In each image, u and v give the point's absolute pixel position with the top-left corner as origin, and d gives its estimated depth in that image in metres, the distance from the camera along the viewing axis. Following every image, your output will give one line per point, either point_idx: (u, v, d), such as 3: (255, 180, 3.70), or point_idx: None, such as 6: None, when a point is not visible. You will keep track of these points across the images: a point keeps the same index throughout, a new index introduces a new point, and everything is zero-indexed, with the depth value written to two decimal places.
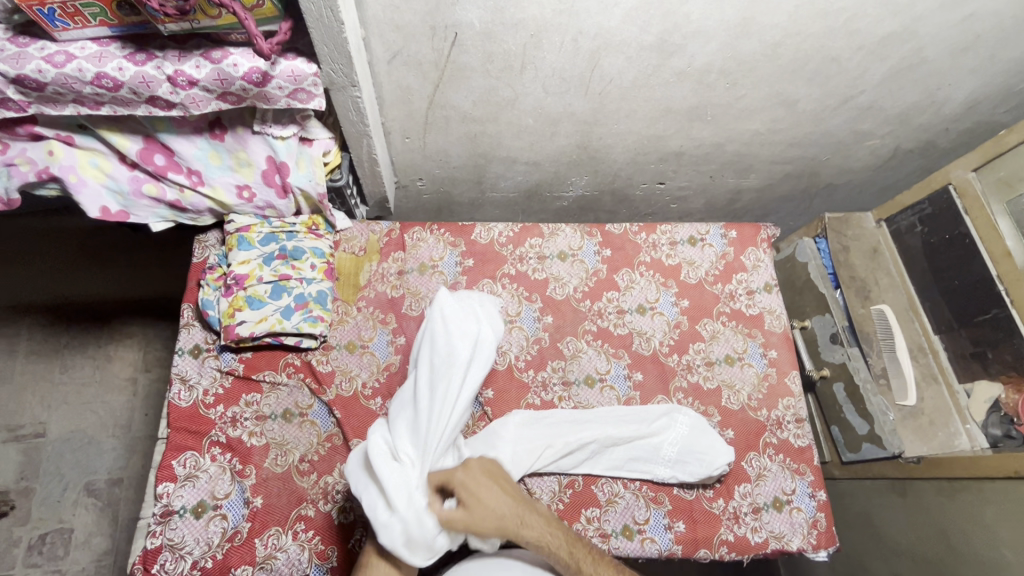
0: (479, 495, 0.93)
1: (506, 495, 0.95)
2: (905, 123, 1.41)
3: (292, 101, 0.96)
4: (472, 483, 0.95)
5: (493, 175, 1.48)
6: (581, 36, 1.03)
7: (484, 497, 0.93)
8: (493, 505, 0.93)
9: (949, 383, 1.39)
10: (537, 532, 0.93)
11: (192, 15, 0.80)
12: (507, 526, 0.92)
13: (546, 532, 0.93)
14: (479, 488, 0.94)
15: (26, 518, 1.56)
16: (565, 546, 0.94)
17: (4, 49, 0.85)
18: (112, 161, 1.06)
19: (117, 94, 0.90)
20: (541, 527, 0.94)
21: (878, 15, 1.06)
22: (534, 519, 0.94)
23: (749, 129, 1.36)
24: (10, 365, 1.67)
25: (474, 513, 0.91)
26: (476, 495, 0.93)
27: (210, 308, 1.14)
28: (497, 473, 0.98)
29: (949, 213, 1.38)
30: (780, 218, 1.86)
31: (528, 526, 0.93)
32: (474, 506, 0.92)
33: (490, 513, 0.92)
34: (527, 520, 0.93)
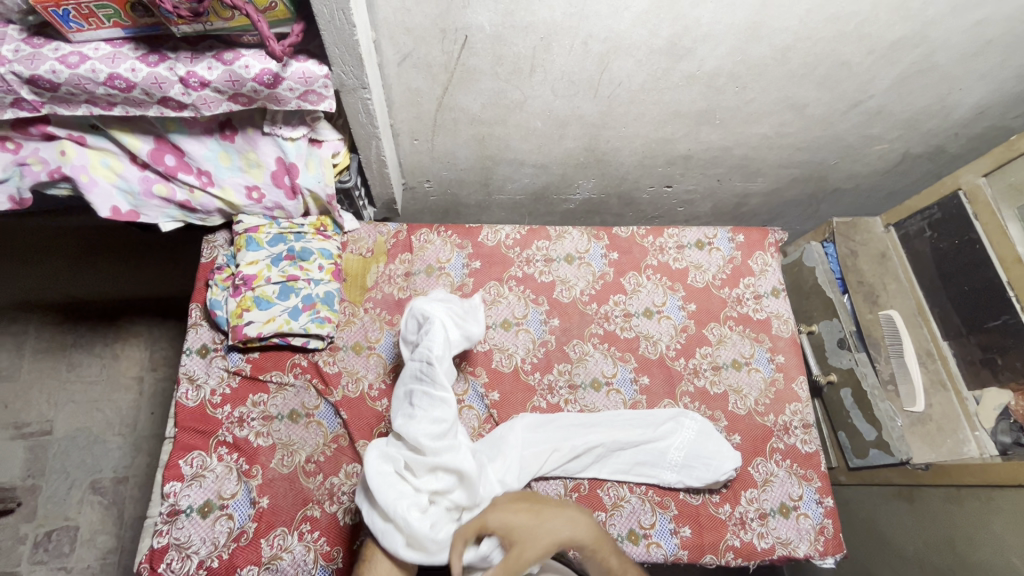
0: (524, 522, 0.88)
1: (549, 514, 0.90)
2: (915, 127, 1.40)
3: (302, 102, 0.96)
4: (508, 517, 0.89)
5: (501, 177, 1.48)
6: (591, 39, 1.03)
7: (529, 523, 0.88)
8: (546, 526, 0.88)
9: (958, 390, 1.37)
10: (591, 543, 0.91)
11: (206, 16, 0.81)
12: (562, 539, 0.88)
13: (597, 538, 0.92)
14: (517, 517, 0.89)
15: (32, 516, 1.57)
16: (613, 554, 0.93)
17: (19, 50, 0.85)
18: (123, 162, 1.07)
19: (129, 95, 0.90)
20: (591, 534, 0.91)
21: (889, 20, 1.05)
22: (586, 528, 0.91)
23: (757, 133, 1.36)
24: (18, 363, 1.68)
25: (530, 544, 0.86)
26: (520, 526, 0.88)
27: (218, 308, 1.15)
28: (524, 497, 0.94)
29: (958, 218, 1.37)
30: (788, 222, 1.85)
31: (582, 537, 0.90)
32: (528, 537, 0.86)
33: (541, 533, 0.87)
34: (581, 528, 0.90)
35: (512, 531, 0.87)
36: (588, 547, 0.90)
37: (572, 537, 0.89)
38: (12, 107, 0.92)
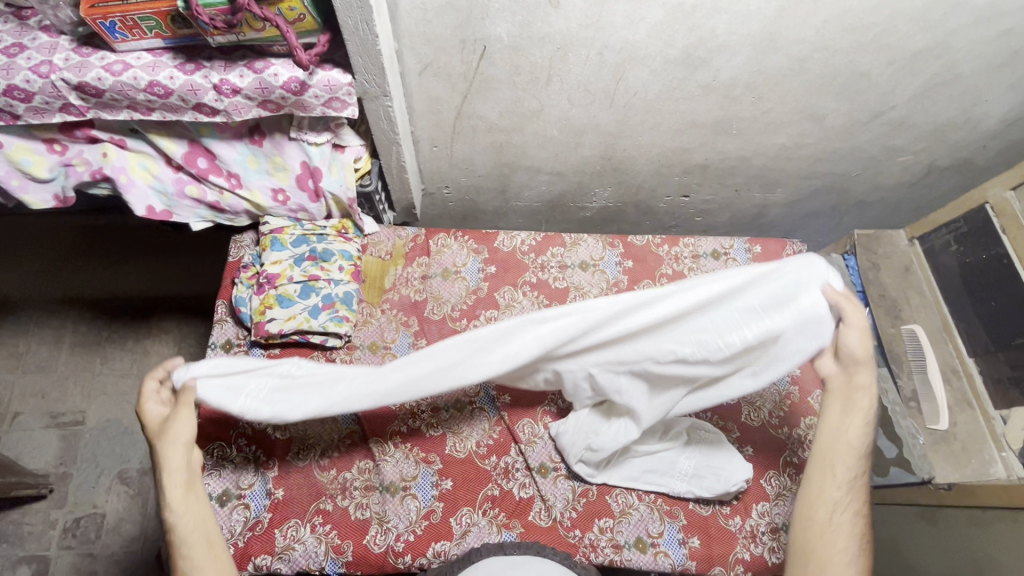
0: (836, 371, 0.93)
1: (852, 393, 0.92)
2: (939, 139, 1.38)
3: (327, 109, 1.01)
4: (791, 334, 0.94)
5: (518, 184, 1.51)
6: (606, 50, 1.05)
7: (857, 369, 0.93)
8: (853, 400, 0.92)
9: (984, 409, 1.31)
10: (840, 437, 0.91)
11: (239, 27, 0.85)
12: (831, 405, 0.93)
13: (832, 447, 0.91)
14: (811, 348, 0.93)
15: (63, 502, 1.64)
16: (842, 487, 0.89)
17: (69, 59, 0.92)
18: (159, 164, 1.13)
19: (167, 101, 0.96)
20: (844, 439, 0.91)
21: (909, 31, 1.05)
22: (856, 425, 0.91)
23: (776, 143, 1.36)
24: (56, 355, 1.77)
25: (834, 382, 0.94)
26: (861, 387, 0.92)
27: (243, 305, 1.20)
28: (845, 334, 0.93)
29: (986, 232, 1.34)
30: (808, 234, 1.83)
31: (840, 429, 0.91)
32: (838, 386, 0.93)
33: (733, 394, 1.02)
34: (848, 428, 0.91)
35: (845, 352, 0.92)
36: (826, 436, 0.92)
37: (848, 413, 0.91)
38: (60, 111, 0.98)
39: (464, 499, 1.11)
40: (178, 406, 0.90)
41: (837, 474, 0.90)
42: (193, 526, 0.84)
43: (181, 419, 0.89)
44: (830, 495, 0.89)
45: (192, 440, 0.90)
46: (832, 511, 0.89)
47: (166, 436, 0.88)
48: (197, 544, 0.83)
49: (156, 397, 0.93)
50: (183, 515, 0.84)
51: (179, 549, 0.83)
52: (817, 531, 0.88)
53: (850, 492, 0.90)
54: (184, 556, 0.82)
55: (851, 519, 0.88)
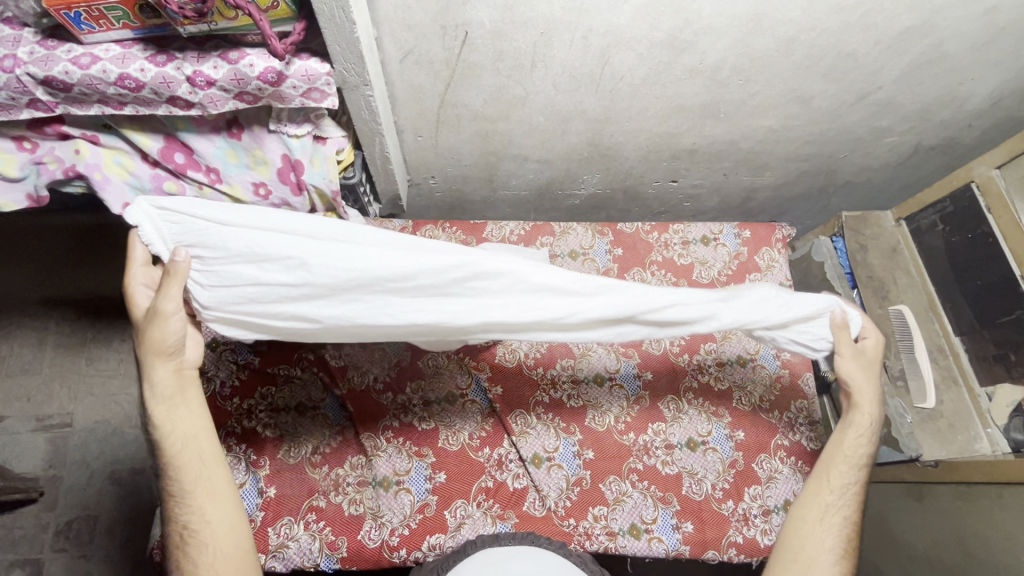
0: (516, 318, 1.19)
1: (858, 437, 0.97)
2: (926, 119, 1.38)
3: (306, 100, 0.98)
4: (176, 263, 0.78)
5: (505, 173, 1.49)
6: (591, 33, 1.03)
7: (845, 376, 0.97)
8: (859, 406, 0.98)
9: (971, 386, 1.34)
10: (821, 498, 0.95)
11: (210, 16, 0.82)
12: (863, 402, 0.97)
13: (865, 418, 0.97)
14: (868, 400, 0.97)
15: (54, 504, 1.62)
16: (841, 517, 0.93)
17: (34, 52, 0.88)
18: (134, 160, 1.10)
19: (139, 94, 0.93)
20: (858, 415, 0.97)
21: (895, 10, 1.04)
22: (851, 439, 0.97)
23: (763, 126, 1.35)
24: (40, 357, 1.73)
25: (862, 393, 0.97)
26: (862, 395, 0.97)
27: None
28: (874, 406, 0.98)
29: (971, 211, 1.35)
30: (796, 216, 1.83)
31: (837, 445, 0.97)
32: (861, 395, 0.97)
33: None
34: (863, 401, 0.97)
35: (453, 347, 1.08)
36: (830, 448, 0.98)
37: (841, 429, 0.98)
38: (28, 107, 0.95)
39: (458, 491, 1.11)
40: (156, 302, 0.79)
41: (831, 484, 0.95)
42: (180, 433, 0.83)
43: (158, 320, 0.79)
44: (824, 499, 0.95)
45: (173, 345, 0.82)
46: (818, 533, 0.92)
47: (150, 342, 0.80)
48: (179, 448, 0.82)
49: (145, 278, 0.83)
50: (165, 422, 0.82)
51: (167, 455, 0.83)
52: (809, 528, 0.93)
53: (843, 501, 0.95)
54: (174, 469, 0.82)
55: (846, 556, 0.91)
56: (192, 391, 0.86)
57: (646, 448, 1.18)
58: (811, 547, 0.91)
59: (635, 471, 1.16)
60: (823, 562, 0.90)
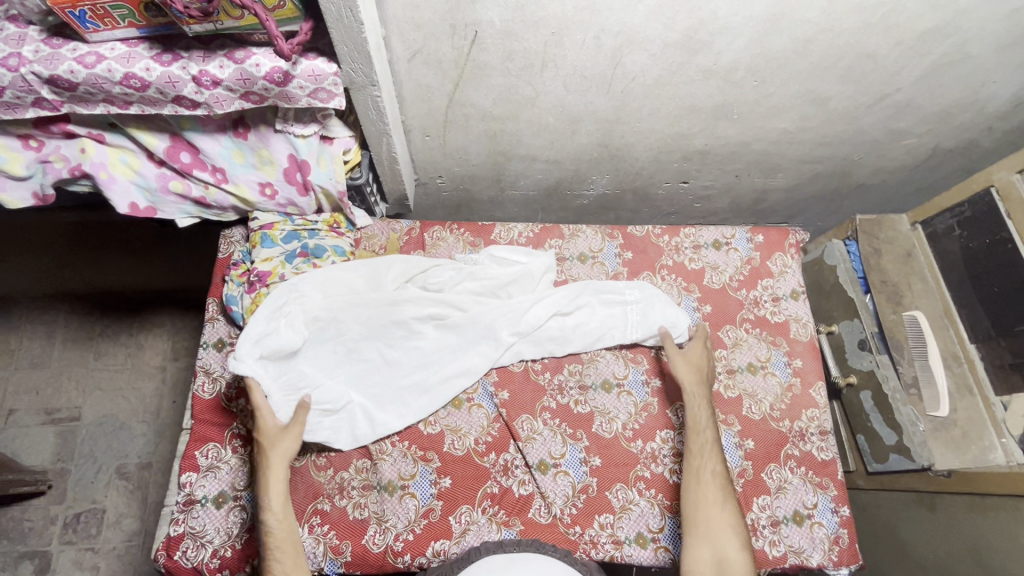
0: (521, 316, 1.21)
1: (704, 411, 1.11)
2: (946, 121, 1.34)
3: (312, 100, 0.96)
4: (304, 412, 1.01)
5: (513, 173, 1.47)
6: (603, 34, 1.01)
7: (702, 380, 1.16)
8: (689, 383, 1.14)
9: (986, 396, 1.30)
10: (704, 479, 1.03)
11: (215, 16, 0.81)
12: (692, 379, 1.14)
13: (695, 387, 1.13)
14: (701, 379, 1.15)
15: (62, 498, 1.63)
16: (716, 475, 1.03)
17: (39, 51, 0.87)
18: (140, 159, 1.09)
19: (145, 94, 0.92)
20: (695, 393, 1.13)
21: (918, 10, 1.00)
22: (699, 413, 1.10)
23: (778, 128, 1.32)
24: (48, 351, 1.74)
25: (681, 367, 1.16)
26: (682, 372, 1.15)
27: (234, 303, 1.16)
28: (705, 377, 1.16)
29: (989, 216, 1.32)
30: (809, 219, 1.80)
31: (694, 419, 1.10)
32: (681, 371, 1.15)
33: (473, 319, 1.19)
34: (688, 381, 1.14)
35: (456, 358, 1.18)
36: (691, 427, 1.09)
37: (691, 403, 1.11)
38: (33, 106, 0.94)
39: (463, 496, 1.10)
40: (292, 424, 1.00)
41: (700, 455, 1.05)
42: (285, 527, 0.94)
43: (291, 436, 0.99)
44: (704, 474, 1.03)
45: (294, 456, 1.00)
46: (705, 498, 1.01)
47: (280, 449, 0.98)
48: (287, 545, 0.92)
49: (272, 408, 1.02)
50: (279, 522, 0.93)
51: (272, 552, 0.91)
52: (696, 495, 1.02)
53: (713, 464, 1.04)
54: (280, 561, 0.91)
55: (732, 510, 1.00)
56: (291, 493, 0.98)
57: (654, 455, 1.17)
58: (706, 513, 0.99)
59: (642, 480, 1.15)
60: (721, 526, 0.98)
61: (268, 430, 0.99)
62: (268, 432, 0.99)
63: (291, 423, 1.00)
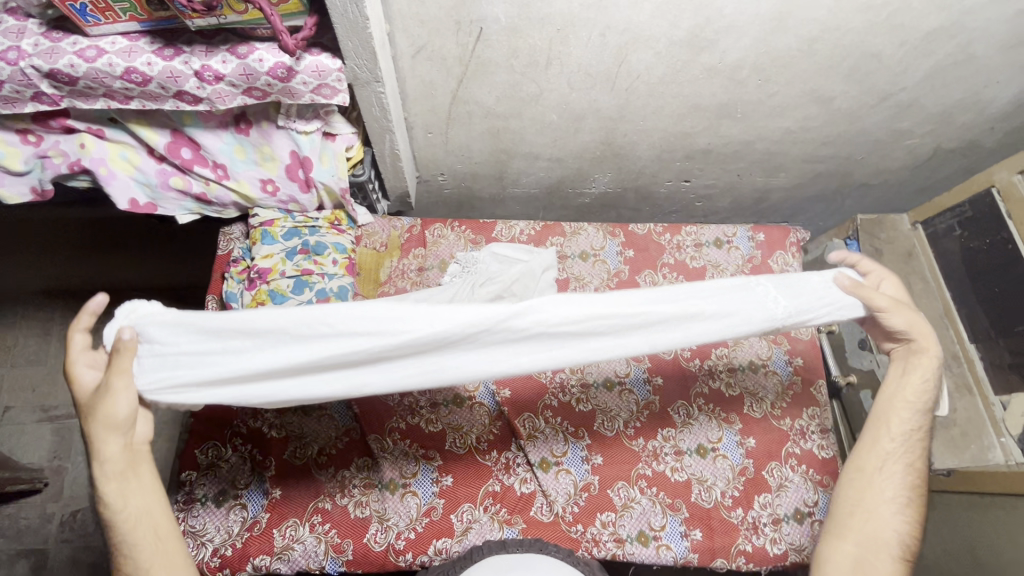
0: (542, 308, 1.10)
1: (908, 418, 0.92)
2: (948, 122, 1.35)
3: (315, 96, 0.96)
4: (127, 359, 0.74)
5: (515, 171, 1.47)
6: (610, 31, 1.00)
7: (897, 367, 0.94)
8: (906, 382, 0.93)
9: (985, 394, 1.29)
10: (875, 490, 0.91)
11: (219, 10, 0.80)
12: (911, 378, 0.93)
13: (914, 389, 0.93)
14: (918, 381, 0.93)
15: (58, 496, 1.62)
16: (903, 466, 0.91)
17: (38, 44, 0.86)
18: (140, 155, 1.08)
19: (146, 89, 0.91)
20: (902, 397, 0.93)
21: (923, 10, 1.00)
22: (914, 385, 0.93)
23: (780, 127, 1.32)
24: (44, 348, 1.73)
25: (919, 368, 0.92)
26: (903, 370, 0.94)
27: (234, 301, 1.16)
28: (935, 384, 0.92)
29: (991, 217, 1.32)
30: (808, 218, 1.80)
31: (897, 390, 0.93)
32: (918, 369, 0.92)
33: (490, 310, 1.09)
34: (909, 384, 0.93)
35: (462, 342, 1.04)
36: (885, 393, 0.94)
37: (905, 372, 0.93)
38: (33, 100, 0.93)
39: (465, 495, 1.09)
40: (110, 380, 0.73)
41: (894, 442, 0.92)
42: (131, 509, 0.75)
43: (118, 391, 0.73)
44: (884, 472, 0.91)
45: (131, 420, 0.75)
46: (876, 492, 0.90)
47: (99, 416, 0.73)
48: (134, 520, 0.75)
49: (88, 359, 0.77)
50: (123, 497, 0.75)
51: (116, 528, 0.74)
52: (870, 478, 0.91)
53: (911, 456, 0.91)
54: (128, 539, 0.75)
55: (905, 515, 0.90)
56: (148, 466, 0.78)
57: (655, 454, 1.17)
58: (874, 511, 0.90)
59: (643, 478, 1.14)
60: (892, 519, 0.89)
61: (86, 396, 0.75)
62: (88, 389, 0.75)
63: (109, 380, 0.73)
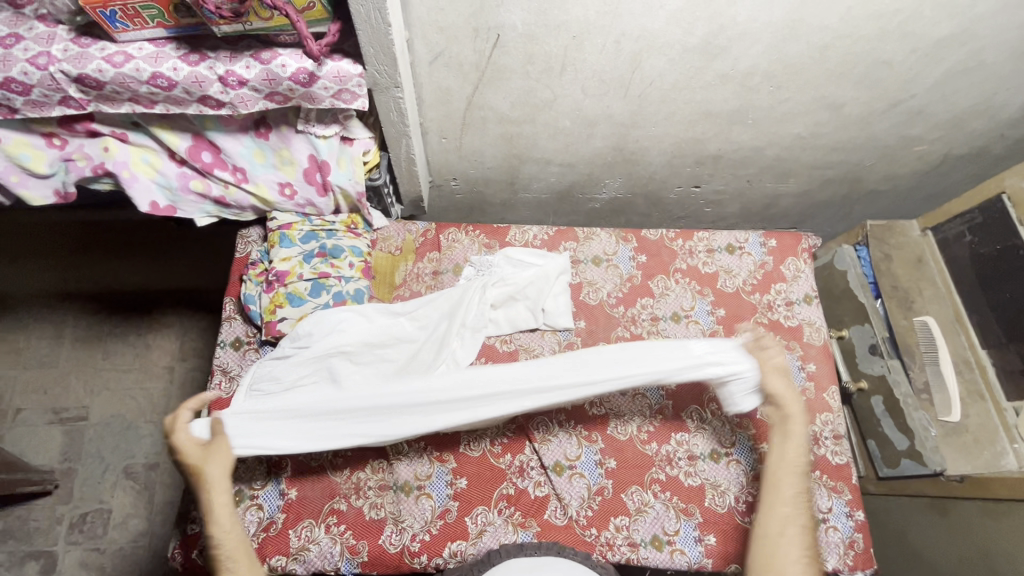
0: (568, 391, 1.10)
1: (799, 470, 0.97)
2: (958, 128, 1.35)
3: (336, 101, 0.97)
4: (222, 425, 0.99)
5: (527, 176, 1.48)
6: (624, 38, 1.02)
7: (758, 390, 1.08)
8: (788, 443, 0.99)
9: (997, 401, 1.29)
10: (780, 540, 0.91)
11: (246, 16, 0.82)
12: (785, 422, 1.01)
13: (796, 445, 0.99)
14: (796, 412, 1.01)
15: (69, 498, 1.63)
16: (791, 504, 0.94)
17: (68, 50, 0.88)
18: (162, 158, 1.10)
19: (170, 94, 0.93)
20: (795, 462, 0.98)
21: (935, 17, 1.02)
22: (795, 450, 0.98)
23: (791, 133, 1.33)
24: (57, 351, 1.74)
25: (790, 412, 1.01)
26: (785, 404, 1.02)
27: (252, 303, 1.18)
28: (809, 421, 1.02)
29: (1001, 223, 1.32)
30: (818, 224, 1.81)
31: (781, 455, 0.99)
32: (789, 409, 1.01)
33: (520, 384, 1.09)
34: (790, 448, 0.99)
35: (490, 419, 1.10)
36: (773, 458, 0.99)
37: (784, 439, 1.00)
38: (60, 104, 0.95)
39: (478, 498, 1.10)
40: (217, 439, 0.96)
41: (783, 494, 0.95)
42: (236, 538, 0.89)
43: (223, 444, 0.96)
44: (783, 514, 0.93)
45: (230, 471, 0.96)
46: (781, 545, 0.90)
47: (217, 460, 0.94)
48: (238, 553, 0.87)
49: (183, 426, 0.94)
50: (227, 535, 0.88)
51: (224, 562, 0.86)
52: (775, 544, 0.91)
53: (798, 507, 0.94)
54: (234, 571, 0.86)
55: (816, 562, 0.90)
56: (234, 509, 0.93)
57: (669, 458, 1.17)
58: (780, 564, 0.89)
59: (657, 482, 1.15)
60: (790, 570, 0.88)
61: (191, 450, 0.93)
62: (191, 453, 0.93)
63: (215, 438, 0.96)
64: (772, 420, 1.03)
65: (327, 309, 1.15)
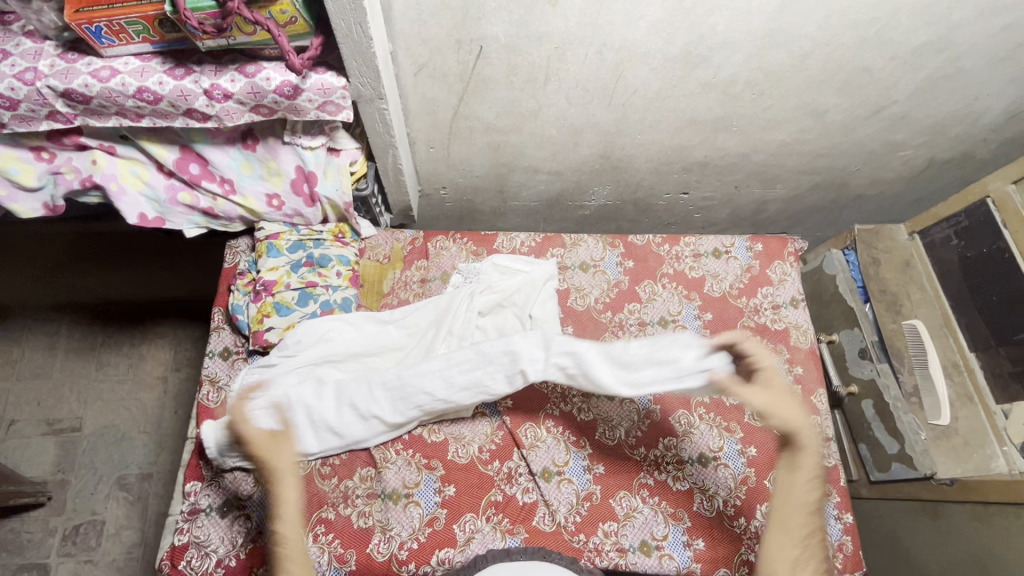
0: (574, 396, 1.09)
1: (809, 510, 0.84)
2: (941, 133, 1.37)
3: (321, 113, 0.98)
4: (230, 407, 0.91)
5: (515, 184, 1.49)
6: (605, 48, 1.03)
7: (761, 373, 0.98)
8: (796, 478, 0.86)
9: (987, 404, 1.29)
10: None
11: (229, 31, 0.83)
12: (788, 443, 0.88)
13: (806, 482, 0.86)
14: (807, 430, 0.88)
15: (62, 509, 1.62)
16: (800, 546, 0.82)
17: (54, 65, 0.89)
18: (150, 170, 1.11)
19: (157, 107, 0.94)
20: (802, 502, 0.85)
21: (911, 25, 1.03)
22: (802, 487, 0.85)
23: (775, 140, 1.35)
24: (50, 361, 1.75)
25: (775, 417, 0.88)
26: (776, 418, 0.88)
27: (240, 313, 1.18)
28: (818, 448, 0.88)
29: (986, 227, 1.33)
30: (807, 229, 1.82)
31: (792, 492, 0.85)
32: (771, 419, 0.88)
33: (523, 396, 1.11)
34: (796, 483, 0.86)
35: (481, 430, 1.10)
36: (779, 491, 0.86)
37: (791, 472, 0.87)
38: (47, 119, 0.96)
39: (467, 505, 1.10)
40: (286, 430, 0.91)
41: (791, 533, 0.83)
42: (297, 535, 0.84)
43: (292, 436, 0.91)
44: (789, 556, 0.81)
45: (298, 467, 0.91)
46: None
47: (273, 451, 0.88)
48: (299, 555, 0.82)
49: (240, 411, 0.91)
50: (292, 531, 0.84)
51: (281, 562, 0.81)
52: None
53: (809, 552, 0.82)
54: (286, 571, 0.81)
55: None
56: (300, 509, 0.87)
57: (657, 463, 1.17)
58: None
59: (645, 487, 1.15)
60: None
61: (260, 437, 0.89)
62: (260, 443, 0.88)
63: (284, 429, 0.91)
64: (781, 449, 0.90)
65: (314, 318, 1.16)
